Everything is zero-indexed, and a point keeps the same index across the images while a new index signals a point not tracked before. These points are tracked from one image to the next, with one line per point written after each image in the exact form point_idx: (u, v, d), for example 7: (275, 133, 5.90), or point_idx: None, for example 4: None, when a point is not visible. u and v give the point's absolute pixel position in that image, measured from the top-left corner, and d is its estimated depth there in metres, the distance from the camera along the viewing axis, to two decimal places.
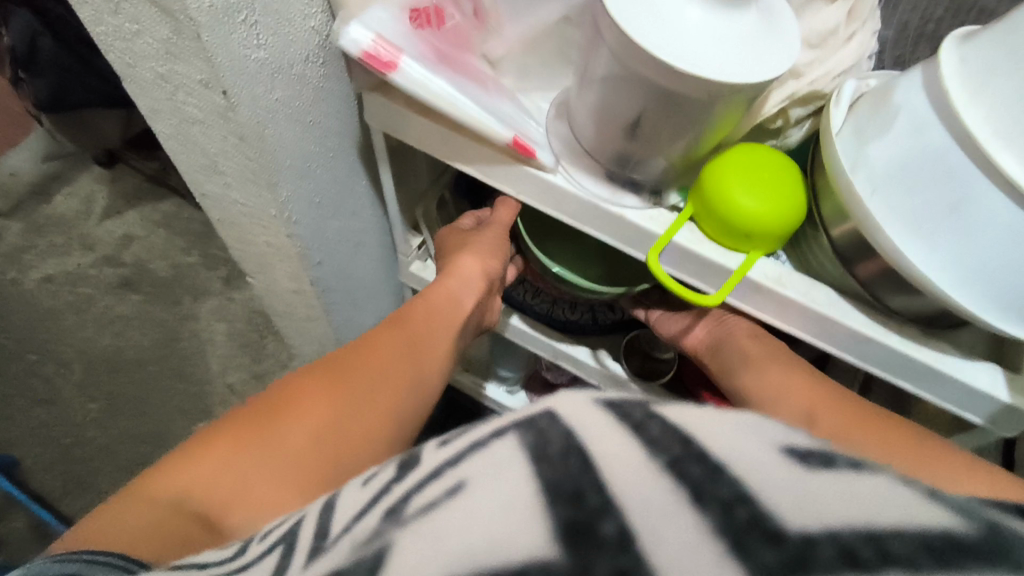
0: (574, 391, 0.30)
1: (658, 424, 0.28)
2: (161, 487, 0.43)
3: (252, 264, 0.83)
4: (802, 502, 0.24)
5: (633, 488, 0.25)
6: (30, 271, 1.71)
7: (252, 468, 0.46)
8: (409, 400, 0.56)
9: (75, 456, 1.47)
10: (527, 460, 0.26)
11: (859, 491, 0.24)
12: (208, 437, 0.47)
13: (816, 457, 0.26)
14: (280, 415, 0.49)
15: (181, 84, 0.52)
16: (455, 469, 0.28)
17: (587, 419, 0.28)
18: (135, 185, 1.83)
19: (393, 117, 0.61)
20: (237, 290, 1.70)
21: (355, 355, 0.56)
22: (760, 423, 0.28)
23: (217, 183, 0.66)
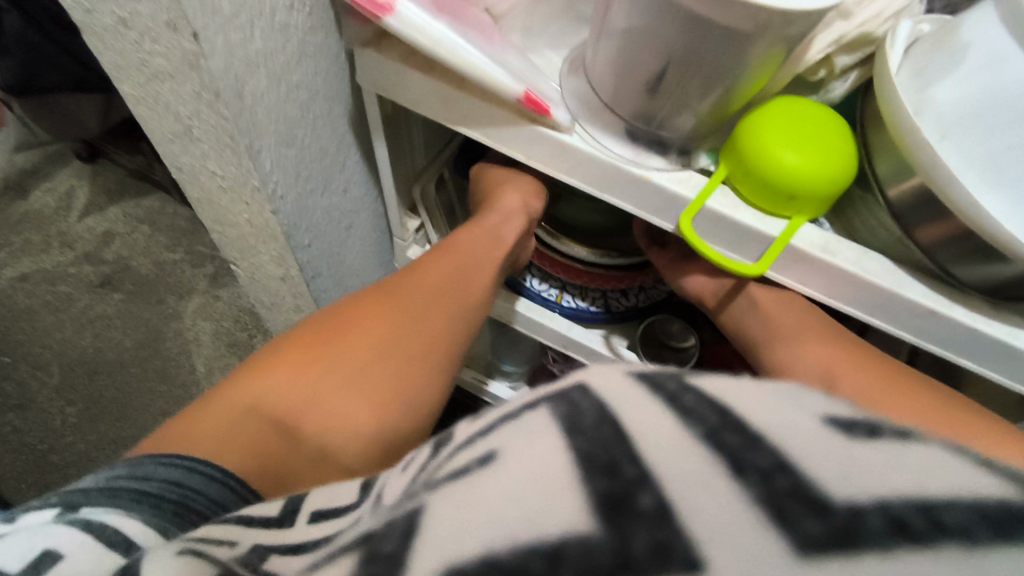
0: (605, 362, 0.26)
1: (697, 396, 0.23)
2: (236, 397, 0.49)
3: (235, 249, 0.76)
4: (848, 477, 0.19)
5: (666, 460, 0.21)
6: (4, 269, 1.62)
7: (319, 383, 0.52)
8: (455, 328, 0.60)
9: (51, 463, 1.39)
10: (560, 432, 0.22)
11: (911, 464, 0.20)
12: (275, 352, 0.54)
13: (860, 424, 0.21)
14: (342, 336, 0.55)
15: (146, 29, 0.46)
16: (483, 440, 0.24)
17: (623, 392, 0.23)
18: (117, 181, 1.75)
19: (389, 75, 0.55)
20: (224, 288, 1.64)
21: (404, 282, 0.61)
22: (793, 389, 0.23)
23: (192, 153, 0.60)
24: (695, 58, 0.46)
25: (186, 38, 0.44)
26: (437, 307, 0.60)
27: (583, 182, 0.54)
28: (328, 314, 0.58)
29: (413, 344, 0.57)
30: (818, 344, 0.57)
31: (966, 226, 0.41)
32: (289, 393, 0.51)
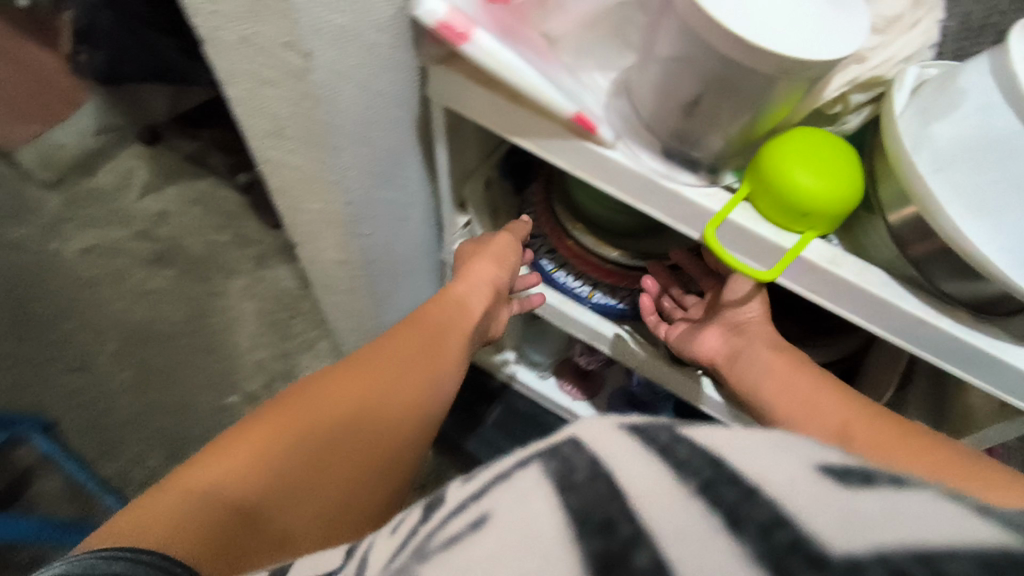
0: (600, 415, 0.29)
1: (691, 450, 0.26)
2: (199, 477, 0.49)
3: (302, 234, 0.85)
4: (847, 524, 0.22)
5: (662, 513, 0.24)
6: (70, 241, 1.75)
7: (281, 463, 0.53)
8: (424, 392, 0.64)
9: (107, 422, 1.51)
10: (553, 488, 0.25)
11: (907, 506, 0.22)
12: (246, 425, 0.55)
13: (855, 473, 0.24)
14: (306, 410, 0.57)
15: (263, 45, 0.55)
16: (478, 501, 0.27)
17: (610, 444, 0.27)
18: (174, 162, 1.86)
19: (457, 90, 0.63)
20: (268, 269, 1.73)
21: (379, 356, 0.64)
22: (791, 439, 0.26)
23: (280, 149, 0.69)
24: (727, 88, 0.54)
25: (298, 54, 0.53)
26: (412, 379, 0.64)
27: (622, 191, 0.61)
28: (292, 389, 0.59)
29: (383, 422, 0.60)
30: (824, 404, 0.62)
31: (953, 248, 0.48)
32: (258, 471, 0.51)
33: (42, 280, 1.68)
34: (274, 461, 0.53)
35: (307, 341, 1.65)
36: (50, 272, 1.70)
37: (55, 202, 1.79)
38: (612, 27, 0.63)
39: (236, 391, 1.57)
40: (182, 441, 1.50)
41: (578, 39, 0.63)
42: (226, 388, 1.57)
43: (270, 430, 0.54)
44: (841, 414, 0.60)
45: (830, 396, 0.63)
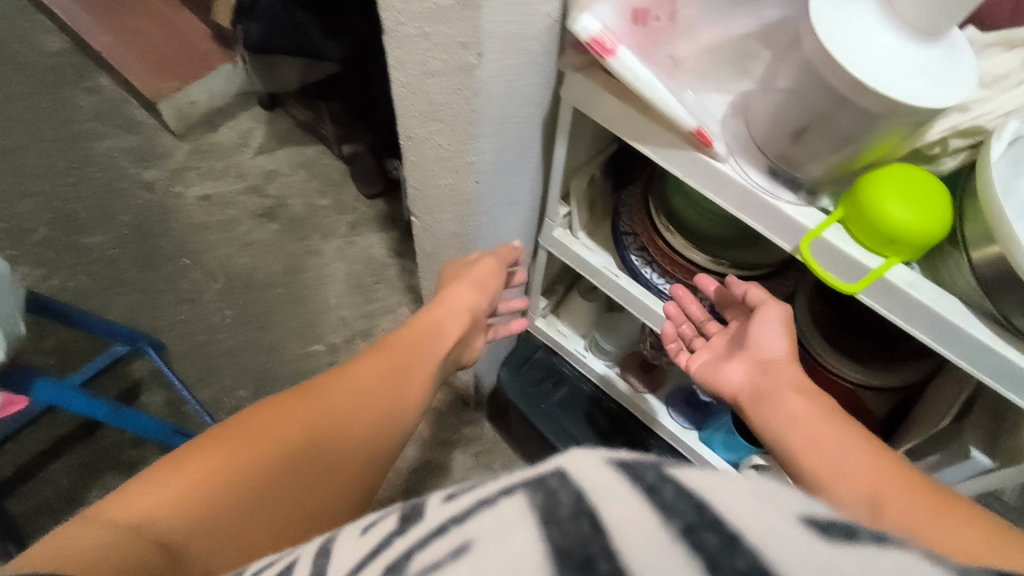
0: (588, 452, 0.33)
1: (671, 491, 0.30)
2: (158, 486, 0.58)
3: (423, 205, 0.96)
4: (821, 574, 0.26)
5: (642, 555, 0.27)
6: (190, 187, 1.93)
7: (217, 497, 0.59)
8: (378, 428, 0.74)
9: (206, 352, 1.69)
10: (537, 522, 0.29)
11: (883, 561, 0.26)
12: (206, 443, 0.63)
13: (836, 528, 0.28)
14: (257, 441, 0.64)
15: (441, 42, 0.65)
16: (462, 529, 0.31)
17: (594, 478, 0.31)
18: (288, 128, 2.04)
19: (591, 96, 0.72)
20: (360, 235, 1.88)
21: (336, 387, 0.73)
22: (781, 492, 0.31)
23: (427, 129, 0.79)
24: (837, 123, 0.61)
25: (472, 53, 0.63)
26: (365, 411, 0.73)
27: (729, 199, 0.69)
28: (253, 411, 0.68)
29: (339, 444, 0.70)
30: (859, 469, 0.63)
31: None
32: (214, 487, 0.59)
33: (165, 219, 1.87)
34: (230, 476, 0.61)
35: (387, 305, 1.78)
36: (171, 212, 1.88)
37: (182, 151, 1.99)
38: (730, 56, 0.72)
39: (320, 342, 1.72)
40: (269, 378, 1.66)
41: (703, 61, 0.72)
42: (311, 338, 1.72)
43: (217, 461, 0.61)
44: (870, 479, 0.61)
45: (863, 458, 0.64)
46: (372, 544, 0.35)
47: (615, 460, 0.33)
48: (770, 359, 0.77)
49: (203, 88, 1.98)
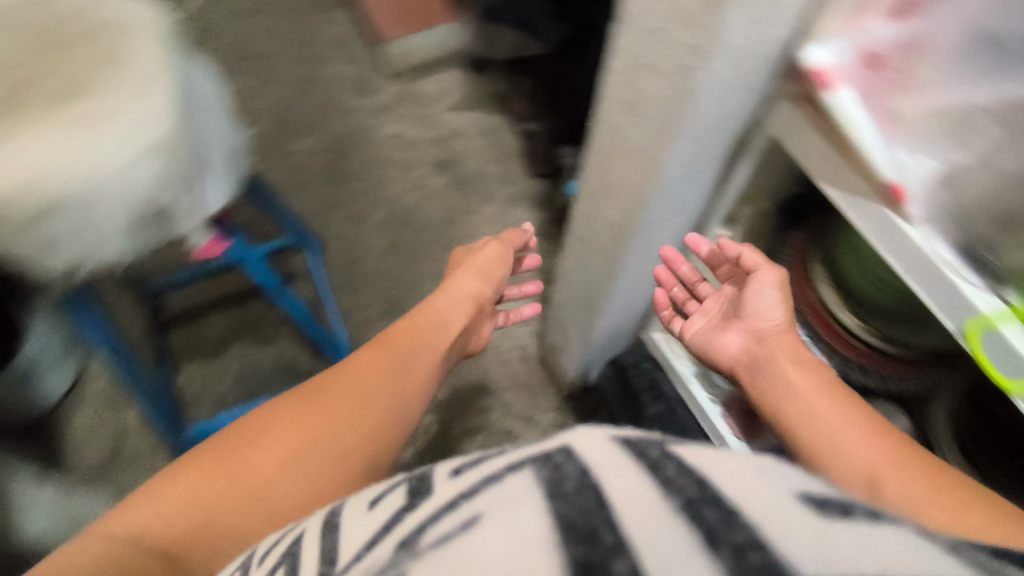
0: (593, 436, 0.46)
1: (673, 474, 0.43)
2: (169, 487, 0.78)
3: (595, 190, 1.02)
4: (810, 544, 0.37)
5: (643, 522, 0.39)
6: (385, 123, 2.13)
7: (214, 494, 0.78)
8: (375, 417, 0.90)
9: (354, 268, 1.87)
10: (548, 495, 0.41)
11: (873, 538, 0.38)
12: (190, 471, 0.80)
13: (829, 504, 0.41)
14: (247, 449, 0.83)
15: (670, 42, 0.70)
16: (469, 516, 0.41)
17: (599, 456, 0.45)
18: (482, 94, 2.18)
19: (796, 128, 0.75)
20: (515, 209, 1.98)
21: (313, 397, 0.90)
22: (774, 474, 0.44)
23: (626, 120, 0.85)
24: None
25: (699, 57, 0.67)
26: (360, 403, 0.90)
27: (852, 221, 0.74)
28: (245, 426, 0.87)
29: (340, 437, 0.86)
30: (860, 451, 0.73)
31: None
32: (212, 495, 0.78)
33: (358, 146, 2.08)
34: (219, 500, 0.77)
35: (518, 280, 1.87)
36: (363, 140, 2.09)
37: (389, 91, 2.20)
38: (955, 123, 0.66)
39: None
40: (398, 307, 1.82)
41: (926, 124, 0.68)
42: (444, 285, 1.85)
43: (205, 470, 0.80)
44: (870, 456, 0.72)
45: (860, 438, 0.74)
46: (424, 506, 0.46)
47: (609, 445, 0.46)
48: (767, 329, 0.91)
49: (425, 35, 2.14)
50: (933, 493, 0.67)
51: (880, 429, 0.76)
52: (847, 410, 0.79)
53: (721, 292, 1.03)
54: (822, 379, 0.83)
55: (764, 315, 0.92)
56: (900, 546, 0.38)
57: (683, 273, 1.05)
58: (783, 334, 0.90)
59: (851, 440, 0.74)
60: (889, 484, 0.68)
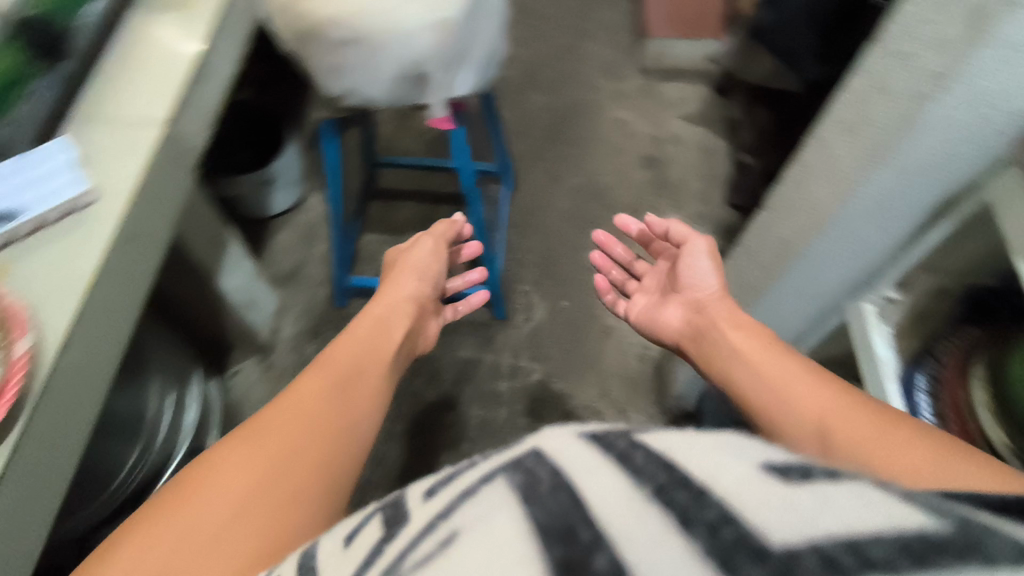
0: (554, 440, 0.47)
1: (643, 454, 0.44)
2: (161, 533, 0.65)
3: (784, 202, 1.06)
4: (775, 507, 0.35)
5: (610, 518, 0.37)
6: (615, 109, 2.24)
7: (196, 544, 0.64)
8: (349, 449, 0.80)
9: (532, 216, 2.00)
10: (515, 501, 0.40)
11: (837, 495, 0.35)
12: (163, 507, 0.68)
13: (796, 471, 0.40)
14: (201, 488, 0.69)
15: (917, 65, 0.73)
16: (447, 520, 0.41)
17: (563, 459, 0.45)
18: (716, 116, 2.22)
19: (1011, 197, 0.77)
20: (700, 225, 2.00)
21: (300, 422, 0.79)
22: (736, 451, 0.43)
23: (841, 138, 0.88)
24: None
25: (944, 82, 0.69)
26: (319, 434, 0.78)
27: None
28: (199, 465, 0.73)
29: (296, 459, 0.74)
30: (809, 406, 0.78)
31: None
32: (207, 545, 0.64)
33: (583, 118, 2.21)
34: (192, 550, 0.63)
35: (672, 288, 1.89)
36: (589, 115, 2.22)
37: (633, 84, 2.29)
38: None
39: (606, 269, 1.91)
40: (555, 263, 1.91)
41: None
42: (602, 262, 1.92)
43: (163, 511, 0.67)
44: (817, 412, 0.77)
45: (810, 391, 0.80)
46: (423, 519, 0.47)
47: (592, 439, 0.47)
48: (704, 297, 1.08)
49: (684, 44, 2.24)
50: (885, 441, 0.69)
51: (840, 389, 0.79)
52: (796, 362, 0.87)
53: (657, 268, 1.27)
54: (761, 343, 0.92)
55: (696, 283, 1.12)
56: (857, 505, 0.34)
57: (624, 256, 1.34)
58: (715, 305, 1.05)
59: (796, 397, 0.80)
60: (847, 443, 0.71)
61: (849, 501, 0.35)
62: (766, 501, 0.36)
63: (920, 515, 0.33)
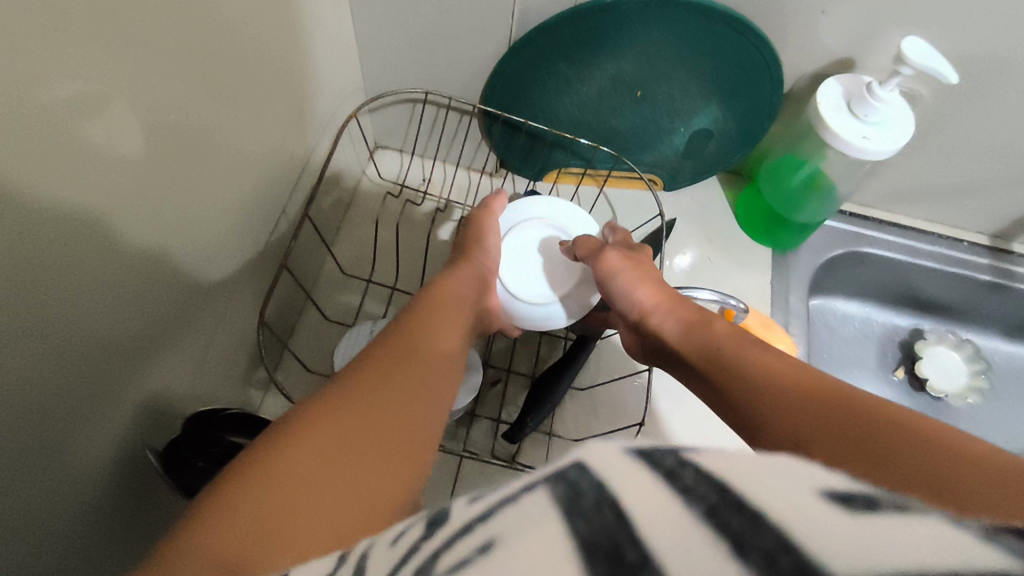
0: (604, 446, 0.14)
1: (698, 474, 0.13)
2: (264, 519, 0.24)
3: None
4: (859, 547, 0.11)
5: (655, 520, 0.12)
6: None
7: (361, 459, 0.28)
8: (452, 338, 0.40)
9: None
10: (560, 518, 0.13)
11: (921, 535, 0.11)
12: (226, 513, 0.24)
13: (863, 499, 0.12)
14: (306, 412, 0.29)
15: None
16: (485, 525, 0.14)
17: (617, 469, 0.13)
18: None
19: None
20: None
21: (420, 326, 0.38)
22: (793, 462, 0.13)
23: None
24: None
25: None
26: (477, 301, 0.45)
27: None
28: (290, 424, 0.29)
29: (437, 370, 0.36)
30: (788, 403, 0.30)
31: None
32: (375, 463, 0.28)
33: None
34: (364, 489, 0.26)
35: None
36: None
37: None
38: None
39: None
40: None
41: None
42: None
43: (269, 440, 0.28)
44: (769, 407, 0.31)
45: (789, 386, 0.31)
46: (481, 505, 0.15)
47: (636, 449, 0.14)
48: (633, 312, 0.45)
49: None
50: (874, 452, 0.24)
51: (787, 374, 0.32)
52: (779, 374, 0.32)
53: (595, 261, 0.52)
54: (703, 335, 0.39)
55: (613, 299, 0.47)
56: (933, 535, 0.11)
57: None
58: (664, 319, 0.43)
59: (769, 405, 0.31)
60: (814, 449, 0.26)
61: (945, 537, 0.11)
62: (849, 530, 0.11)
63: (987, 544, 0.11)
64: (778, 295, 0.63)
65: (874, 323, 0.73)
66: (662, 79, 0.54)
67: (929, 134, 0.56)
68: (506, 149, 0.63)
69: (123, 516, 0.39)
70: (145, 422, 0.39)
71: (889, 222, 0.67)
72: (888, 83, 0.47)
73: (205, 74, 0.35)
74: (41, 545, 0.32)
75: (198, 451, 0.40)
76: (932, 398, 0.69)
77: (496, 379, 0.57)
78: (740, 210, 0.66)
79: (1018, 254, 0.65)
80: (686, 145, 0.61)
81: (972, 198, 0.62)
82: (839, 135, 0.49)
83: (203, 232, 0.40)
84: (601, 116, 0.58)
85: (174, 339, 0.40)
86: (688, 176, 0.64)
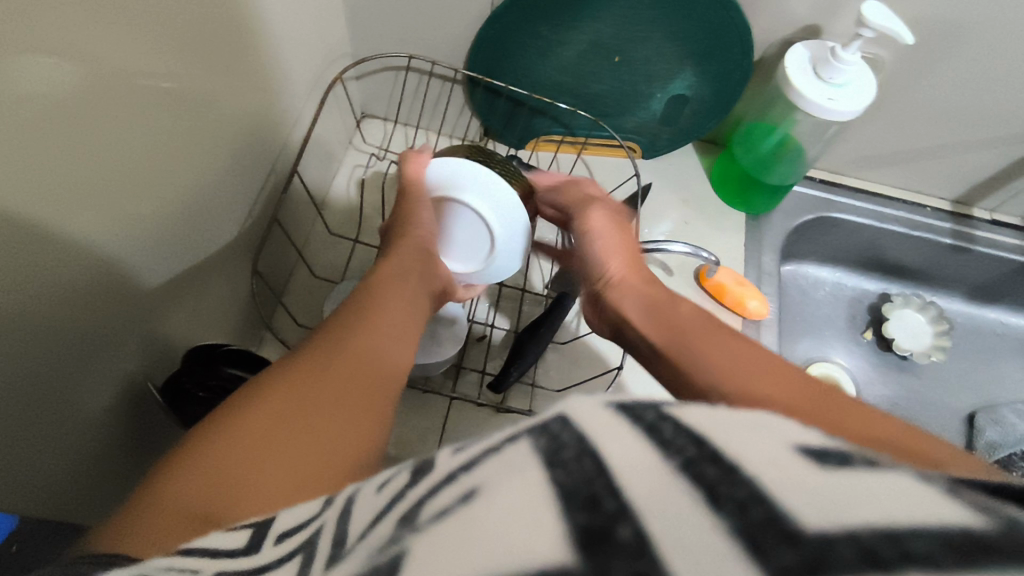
0: (586, 402, 0.15)
1: (678, 427, 0.14)
2: (230, 476, 0.25)
3: None
4: (828, 499, 0.12)
5: (631, 469, 0.13)
6: None
7: (322, 417, 0.28)
8: (416, 295, 0.40)
9: None
10: (541, 466, 0.13)
11: (886, 494, 0.12)
12: (195, 471, 0.25)
13: (834, 457, 0.13)
14: (268, 376, 0.30)
15: None
16: (470, 474, 0.14)
17: (598, 424, 0.14)
18: None
19: None
20: None
21: (383, 285, 0.39)
22: (767, 419, 0.14)
23: None
24: None
25: None
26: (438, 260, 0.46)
27: None
28: (254, 387, 0.30)
29: (399, 328, 0.36)
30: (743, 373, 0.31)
31: None
32: (336, 419, 0.29)
33: None
34: (330, 443, 0.28)
35: None
36: None
37: None
38: None
39: None
40: None
41: None
42: None
43: (232, 404, 0.29)
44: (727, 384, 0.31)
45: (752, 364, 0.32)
46: (467, 454, 0.15)
47: (617, 404, 0.15)
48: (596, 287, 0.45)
49: None
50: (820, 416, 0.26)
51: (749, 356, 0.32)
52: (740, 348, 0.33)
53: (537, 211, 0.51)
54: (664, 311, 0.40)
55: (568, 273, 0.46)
56: (896, 492, 0.12)
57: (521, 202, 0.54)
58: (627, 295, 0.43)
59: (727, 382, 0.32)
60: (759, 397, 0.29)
61: (908, 496, 0.12)
62: (814, 483, 0.12)
63: (946, 502, 0.12)
64: (752, 257, 0.64)
65: (843, 288, 0.74)
66: (640, 43, 0.54)
67: (901, 102, 0.57)
68: (487, 115, 0.62)
69: (121, 452, 0.40)
70: (150, 354, 0.39)
71: (856, 187, 0.68)
72: (851, 46, 0.48)
73: (184, 46, 0.34)
74: (45, 475, 0.33)
75: (198, 381, 0.40)
76: (898, 357, 0.71)
77: (481, 336, 0.58)
78: (716, 176, 0.66)
79: (978, 218, 0.67)
80: (663, 113, 0.61)
81: (940, 166, 0.63)
82: (806, 97, 0.50)
83: (201, 200, 0.40)
84: (580, 82, 0.58)
85: (171, 292, 0.39)
86: (666, 144, 0.65)
